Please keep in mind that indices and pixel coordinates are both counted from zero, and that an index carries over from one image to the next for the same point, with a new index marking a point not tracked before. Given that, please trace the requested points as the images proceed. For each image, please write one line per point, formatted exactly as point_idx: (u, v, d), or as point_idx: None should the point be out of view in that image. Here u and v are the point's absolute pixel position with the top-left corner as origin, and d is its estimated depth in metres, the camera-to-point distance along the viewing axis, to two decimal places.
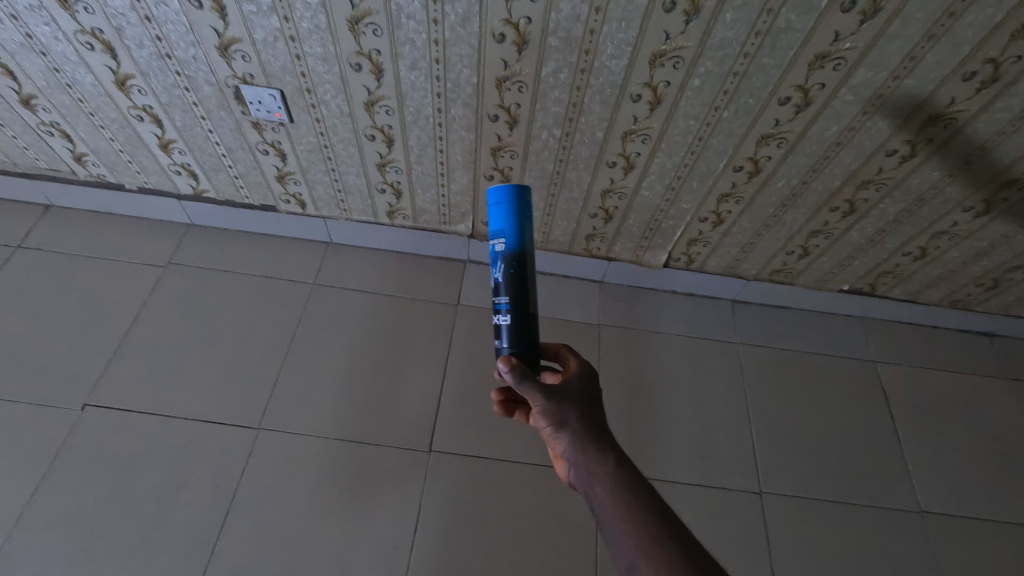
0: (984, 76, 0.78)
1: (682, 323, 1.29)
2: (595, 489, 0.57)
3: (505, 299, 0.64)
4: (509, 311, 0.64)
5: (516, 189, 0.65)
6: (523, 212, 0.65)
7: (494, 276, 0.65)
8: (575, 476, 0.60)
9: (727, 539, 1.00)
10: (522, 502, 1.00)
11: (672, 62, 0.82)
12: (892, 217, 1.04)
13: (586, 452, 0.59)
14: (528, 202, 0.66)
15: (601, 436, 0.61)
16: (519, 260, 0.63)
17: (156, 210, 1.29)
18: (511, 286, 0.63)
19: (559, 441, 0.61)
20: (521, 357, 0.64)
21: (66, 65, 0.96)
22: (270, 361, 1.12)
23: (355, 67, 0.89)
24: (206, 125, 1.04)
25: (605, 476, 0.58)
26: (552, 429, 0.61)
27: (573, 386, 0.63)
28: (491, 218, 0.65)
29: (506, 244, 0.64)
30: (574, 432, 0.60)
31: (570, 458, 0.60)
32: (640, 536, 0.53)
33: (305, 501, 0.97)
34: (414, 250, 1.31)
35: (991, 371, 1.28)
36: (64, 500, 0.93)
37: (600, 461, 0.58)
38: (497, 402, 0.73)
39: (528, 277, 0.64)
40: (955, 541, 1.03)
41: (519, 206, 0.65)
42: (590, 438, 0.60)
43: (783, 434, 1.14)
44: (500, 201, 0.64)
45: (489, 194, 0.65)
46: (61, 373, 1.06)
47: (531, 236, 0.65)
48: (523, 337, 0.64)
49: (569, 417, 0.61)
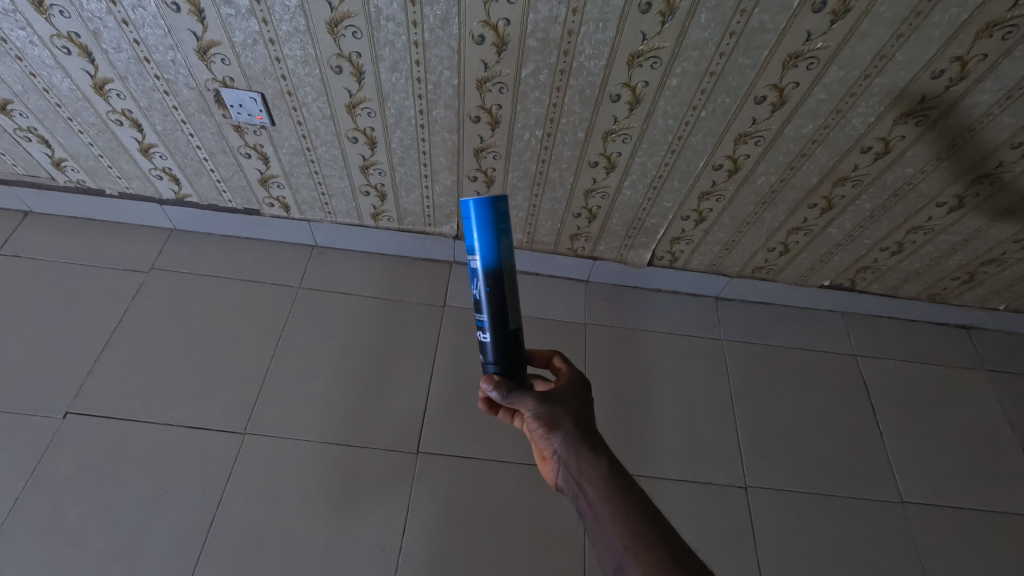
0: (952, 73, 0.80)
1: (667, 320, 1.30)
2: (585, 488, 0.57)
3: (486, 318, 0.64)
4: (489, 328, 0.65)
5: (490, 202, 0.60)
6: (500, 224, 0.61)
7: (473, 292, 0.64)
8: (565, 478, 0.59)
9: (713, 533, 1.01)
10: (510, 502, 1.01)
11: (650, 62, 0.83)
12: (869, 213, 1.07)
13: (578, 452, 0.59)
14: (504, 213, 0.61)
15: (592, 438, 0.61)
16: (497, 280, 0.62)
17: (138, 215, 1.28)
18: (491, 306, 0.64)
19: (550, 443, 0.61)
20: (504, 373, 0.66)
21: (43, 70, 0.95)
22: (255, 365, 1.11)
23: (335, 70, 0.89)
24: (187, 129, 1.03)
25: (596, 476, 0.57)
26: (544, 430, 0.61)
27: (565, 391, 0.65)
28: (466, 234, 0.62)
29: (483, 263, 0.62)
30: (567, 433, 0.60)
31: (561, 458, 0.60)
32: (629, 535, 0.52)
33: (292, 505, 0.96)
34: (400, 252, 1.31)
35: (969, 363, 1.31)
36: (46, 510, 0.92)
37: (591, 461, 0.58)
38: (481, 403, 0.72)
39: (507, 294, 0.63)
40: (936, 530, 1.05)
41: (494, 219, 0.61)
42: (582, 439, 0.60)
43: (767, 428, 1.15)
44: (473, 217, 0.60)
45: (462, 208, 0.60)
46: (41, 381, 1.05)
47: (509, 249, 0.62)
48: (504, 353, 0.65)
49: (561, 420, 0.61)
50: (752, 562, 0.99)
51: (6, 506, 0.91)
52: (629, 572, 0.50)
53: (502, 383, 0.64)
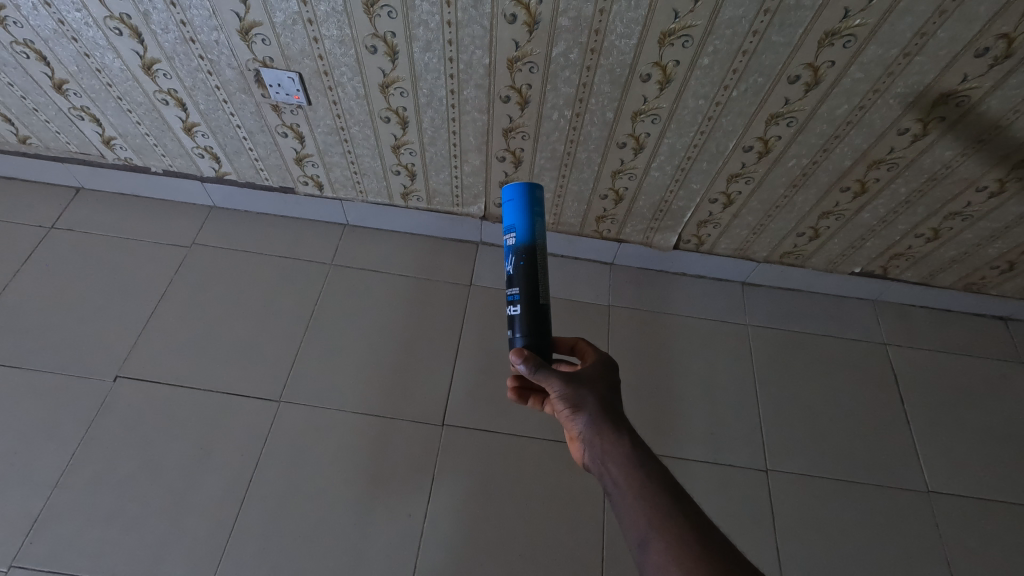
0: (997, 52, 0.78)
1: (692, 304, 1.30)
2: (609, 468, 0.58)
3: (517, 290, 0.66)
4: (519, 301, 0.66)
5: (528, 186, 0.67)
6: (535, 208, 0.67)
7: (507, 269, 0.68)
8: (590, 458, 0.61)
9: (732, 514, 1.02)
10: (532, 475, 1.04)
11: (681, 41, 0.83)
12: (904, 198, 1.04)
13: (602, 433, 0.61)
14: (539, 199, 0.68)
15: (617, 419, 0.62)
16: (530, 253, 0.65)
17: (181, 193, 1.34)
18: (522, 278, 0.66)
19: (576, 424, 0.63)
20: (533, 346, 0.66)
21: (96, 51, 1.00)
22: (289, 337, 1.16)
23: (370, 50, 0.92)
24: (228, 108, 1.08)
25: (619, 456, 0.58)
26: (570, 412, 0.63)
27: (590, 373, 0.66)
28: (504, 215, 0.68)
29: (517, 238, 0.66)
30: (591, 414, 0.62)
31: (586, 439, 0.62)
32: (652, 512, 0.54)
33: (324, 470, 1.01)
34: (429, 232, 1.34)
35: (1005, 355, 1.27)
36: (100, 464, 0.99)
37: (614, 442, 0.60)
38: (510, 389, 0.75)
39: (539, 271, 0.66)
40: (961, 521, 1.04)
41: (530, 203, 0.67)
42: (606, 420, 0.61)
43: (790, 413, 1.15)
44: (512, 198, 0.67)
45: (503, 192, 0.67)
46: (93, 347, 1.12)
47: (542, 231, 0.67)
48: (533, 327, 0.66)
49: (586, 401, 0.63)
50: (770, 542, 1.00)
51: (64, 460, 0.99)
52: (651, 547, 0.52)
53: (531, 357, 0.63)
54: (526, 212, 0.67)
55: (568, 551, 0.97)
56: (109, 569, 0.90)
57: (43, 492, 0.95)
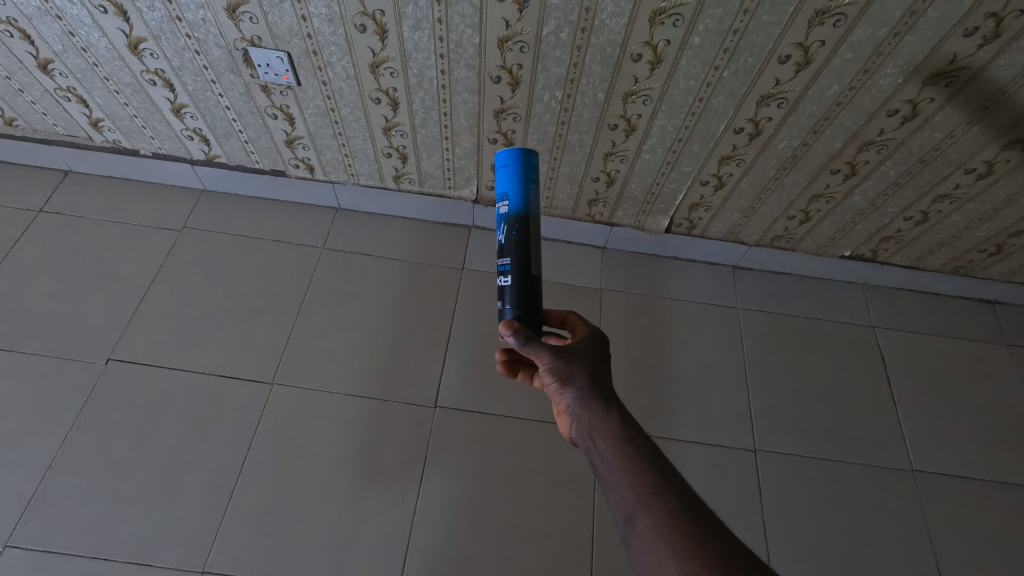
0: (986, 31, 0.78)
1: (683, 287, 1.31)
2: (597, 442, 0.59)
3: (508, 260, 0.66)
4: (511, 272, 0.66)
5: (521, 153, 0.67)
6: (528, 175, 0.67)
7: (498, 239, 0.68)
8: (578, 432, 0.61)
9: (721, 492, 1.04)
10: (523, 456, 1.05)
11: (672, 19, 0.83)
12: (894, 179, 1.05)
13: (590, 407, 0.61)
14: (534, 166, 0.68)
15: (605, 394, 0.62)
16: (522, 222, 0.66)
17: (171, 176, 1.32)
18: (513, 248, 0.66)
19: (564, 398, 0.63)
20: (523, 318, 0.66)
21: (81, 29, 0.98)
22: (282, 321, 1.16)
23: (359, 28, 0.91)
24: (216, 89, 1.07)
25: (607, 430, 0.59)
26: (558, 386, 0.64)
27: (580, 347, 0.66)
28: (497, 183, 0.68)
29: (510, 206, 0.67)
30: (580, 388, 0.62)
31: (574, 413, 0.62)
32: (639, 485, 0.54)
33: (317, 451, 1.02)
34: (421, 216, 1.34)
35: (990, 338, 1.29)
36: (93, 446, 0.99)
37: (603, 416, 0.60)
38: (500, 363, 0.75)
39: (530, 240, 0.66)
40: (943, 499, 1.06)
41: (524, 169, 0.67)
42: (595, 395, 0.62)
43: (779, 395, 1.17)
44: (506, 164, 0.67)
45: (496, 158, 0.67)
46: (84, 330, 1.11)
47: (535, 200, 0.68)
48: (523, 298, 0.66)
49: (575, 375, 0.63)
50: (757, 520, 1.02)
51: (57, 441, 0.99)
52: (637, 521, 0.52)
53: (520, 330, 0.63)
54: (520, 179, 0.67)
55: (559, 530, 0.99)
56: (105, 548, 0.91)
57: (37, 473, 0.96)
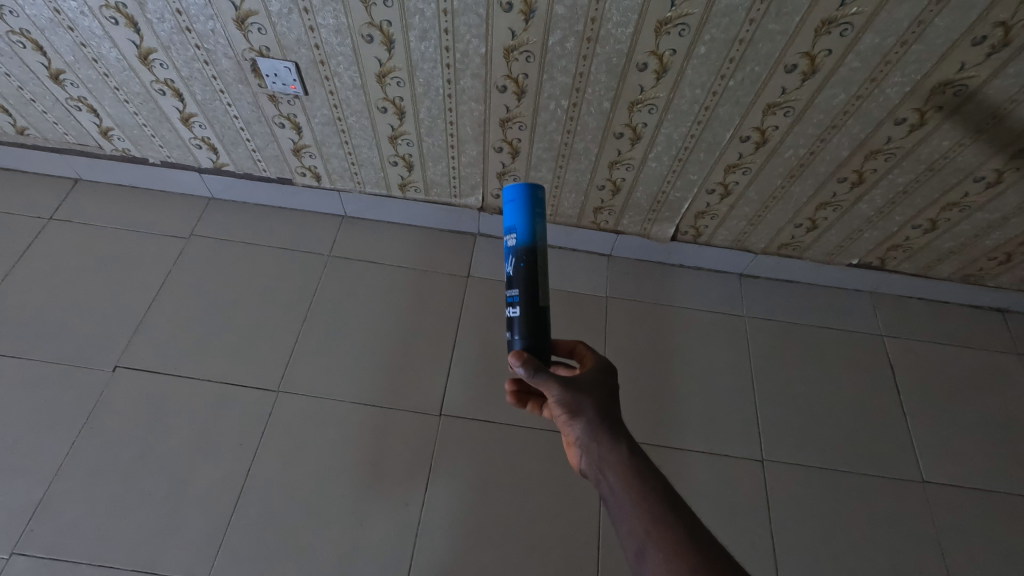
0: (994, 40, 0.77)
1: (690, 295, 1.30)
2: (606, 476, 0.58)
3: (516, 292, 0.66)
4: (519, 303, 0.66)
5: (529, 186, 0.67)
6: (536, 209, 0.67)
7: (507, 270, 0.68)
8: (588, 464, 0.61)
9: (728, 503, 1.03)
10: (529, 465, 1.04)
11: (678, 29, 0.83)
12: (902, 188, 1.04)
13: (599, 440, 0.60)
14: (541, 199, 0.68)
15: (614, 426, 0.61)
16: (530, 255, 0.66)
17: (179, 184, 1.34)
18: (521, 279, 0.66)
19: (573, 428, 0.63)
20: (532, 349, 0.66)
21: (93, 40, 1.00)
22: (288, 328, 1.17)
23: (367, 39, 0.91)
24: (225, 99, 1.08)
25: (617, 464, 0.58)
26: (567, 417, 0.63)
27: (588, 377, 0.65)
28: (505, 215, 0.68)
29: (518, 239, 0.66)
30: (589, 420, 0.61)
31: (583, 444, 0.61)
32: (651, 521, 0.53)
33: (322, 460, 1.02)
34: (427, 223, 1.34)
35: (1001, 347, 1.27)
36: (100, 453, 1.00)
37: (612, 449, 0.59)
38: (509, 392, 0.75)
39: (539, 272, 0.66)
40: (955, 510, 1.05)
41: (532, 203, 0.67)
42: (604, 427, 0.61)
43: (786, 404, 1.16)
44: (514, 198, 0.66)
45: (504, 192, 0.67)
46: (92, 337, 1.12)
47: (543, 232, 0.67)
48: (531, 329, 0.66)
49: (583, 406, 0.62)
50: (765, 531, 1.01)
51: (64, 449, 1.00)
52: (648, 557, 0.51)
53: (530, 361, 0.63)
54: (528, 212, 0.67)
55: (565, 540, 0.98)
56: (110, 556, 0.91)
57: (44, 480, 0.96)
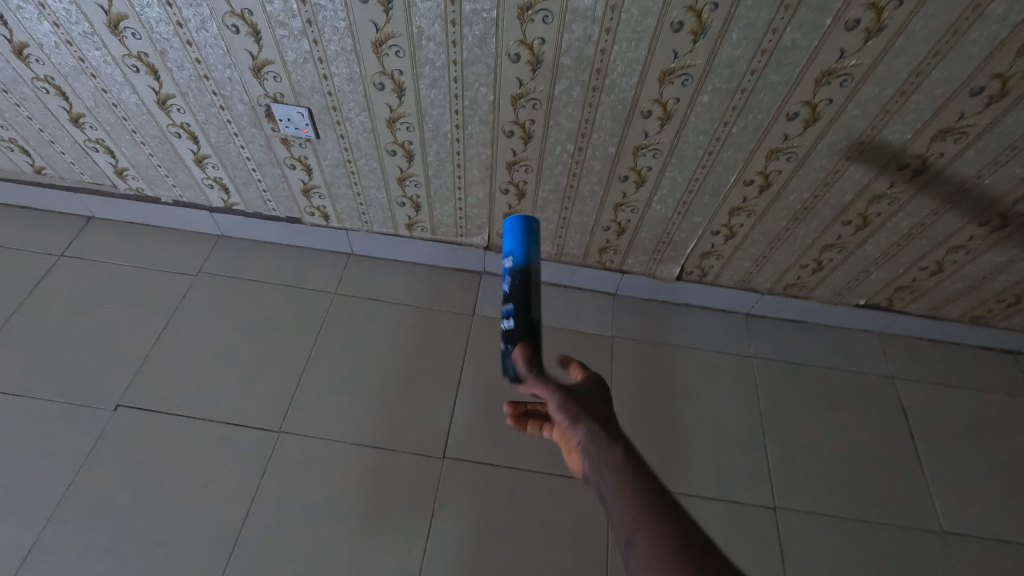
0: (992, 91, 0.79)
1: (696, 335, 1.29)
2: (603, 475, 0.49)
3: (510, 306, 0.68)
4: (513, 315, 0.68)
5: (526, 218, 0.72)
6: (532, 236, 0.72)
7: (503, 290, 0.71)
8: (587, 470, 0.52)
9: (740, 554, 0.99)
10: (534, 511, 1.01)
11: (681, 79, 0.85)
12: (907, 231, 1.05)
13: (600, 441, 0.52)
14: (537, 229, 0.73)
15: (618, 431, 0.54)
16: (524, 274, 0.69)
17: (189, 222, 1.36)
18: (518, 289, 0.68)
19: (574, 432, 0.56)
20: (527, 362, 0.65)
21: (113, 86, 1.03)
22: (292, 367, 1.16)
23: (378, 86, 0.94)
24: (238, 141, 1.10)
25: (618, 464, 0.50)
26: (567, 421, 0.56)
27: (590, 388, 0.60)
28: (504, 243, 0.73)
29: (513, 261, 0.70)
30: (589, 422, 0.54)
31: (584, 448, 0.53)
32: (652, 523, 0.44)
33: (322, 504, 0.99)
34: (433, 262, 1.35)
35: (1015, 390, 1.25)
36: (95, 496, 0.98)
37: (612, 450, 0.51)
38: (509, 415, 0.77)
39: (531, 289, 0.68)
40: (978, 563, 1.00)
41: (528, 231, 0.72)
42: (605, 430, 0.54)
43: (798, 449, 1.13)
44: (511, 227, 0.72)
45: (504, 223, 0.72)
46: (95, 375, 1.12)
47: (537, 256, 0.71)
48: (523, 340, 0.66)
49: (584, 411, 0.56)
50: None
51: (60, 490, 0.98)
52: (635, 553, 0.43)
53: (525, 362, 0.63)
54: (524, 239, 0.72)
55: None
56: None
57: (37, 524, 0.94)
